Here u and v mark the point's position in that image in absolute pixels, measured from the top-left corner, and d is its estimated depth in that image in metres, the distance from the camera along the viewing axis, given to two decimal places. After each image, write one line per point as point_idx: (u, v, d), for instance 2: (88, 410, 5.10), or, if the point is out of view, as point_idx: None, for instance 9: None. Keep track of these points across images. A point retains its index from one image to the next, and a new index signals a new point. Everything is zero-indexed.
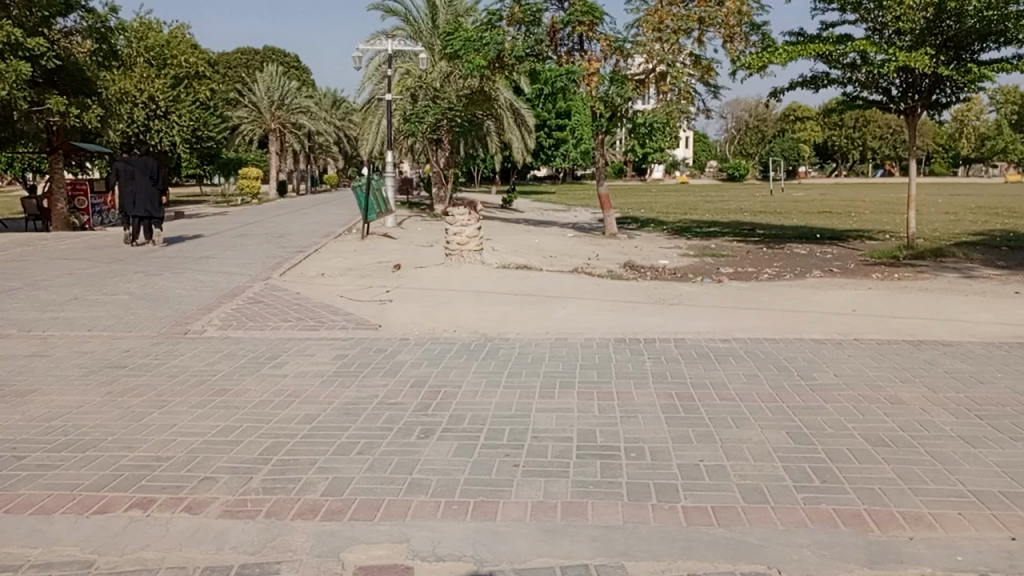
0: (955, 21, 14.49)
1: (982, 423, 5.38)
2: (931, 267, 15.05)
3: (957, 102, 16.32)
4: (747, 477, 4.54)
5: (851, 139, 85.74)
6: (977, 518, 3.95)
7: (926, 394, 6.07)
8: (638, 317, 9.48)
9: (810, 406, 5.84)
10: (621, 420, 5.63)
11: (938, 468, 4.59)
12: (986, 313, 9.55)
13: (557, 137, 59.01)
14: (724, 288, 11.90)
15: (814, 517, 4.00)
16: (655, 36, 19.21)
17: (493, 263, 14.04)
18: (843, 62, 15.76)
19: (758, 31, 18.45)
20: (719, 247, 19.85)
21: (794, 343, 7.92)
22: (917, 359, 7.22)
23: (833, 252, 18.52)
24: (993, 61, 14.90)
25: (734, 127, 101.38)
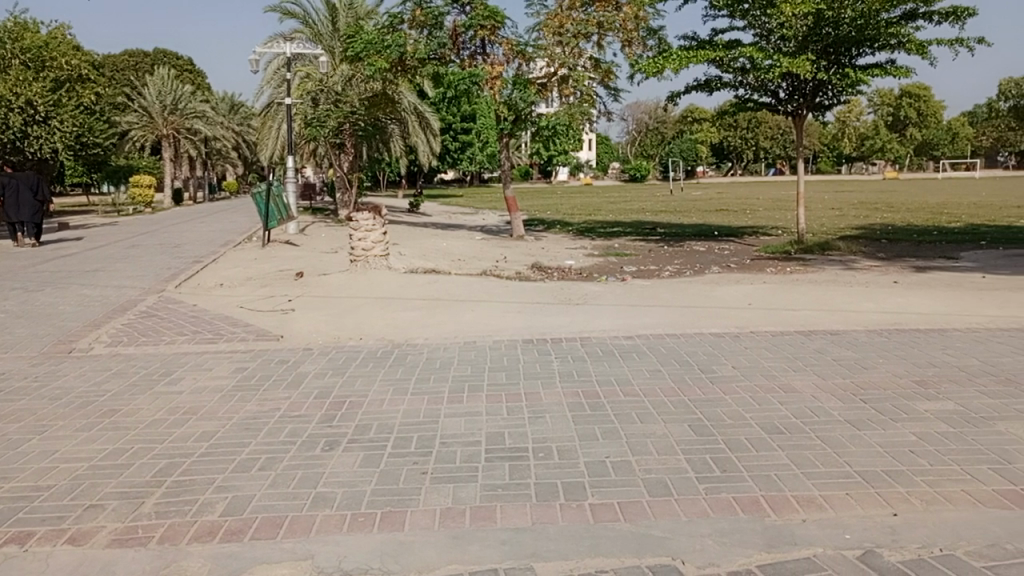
0: (833, 28, 15.34)
1: (867, 407, 5.69)
2: (819, 260, 15.89)
3: (839, 104, 17.23)
4: (652, 471, 4.64)
5: (745, 139, 89.59)
6: (863, 498, 4.16)
7: (816, 382, 6.38)
8: (545, 318, 9.58)
9: (709, 398, 6.03)
10: (530, 421, 5.65)
11: (828, 452, 4.82)
12: (869, 303, 10.11)
13: (464, 140, 58.89)
14: (628, 287, 12.18)
15: (715, 506, 4.13)
16: (555, 40, 19.49)
17: (400, 267, 13.88)
18: (734, 66, 16.43)
19: (655, 35, 19.00)
20: (623, 246, 20.28)
21: (695, 338, 8.16)
22: (807, 348, 7.59)
23: (730, 248, 19.26)
24: (869, 66, 15.83)
25: (636, 129, 104.24)
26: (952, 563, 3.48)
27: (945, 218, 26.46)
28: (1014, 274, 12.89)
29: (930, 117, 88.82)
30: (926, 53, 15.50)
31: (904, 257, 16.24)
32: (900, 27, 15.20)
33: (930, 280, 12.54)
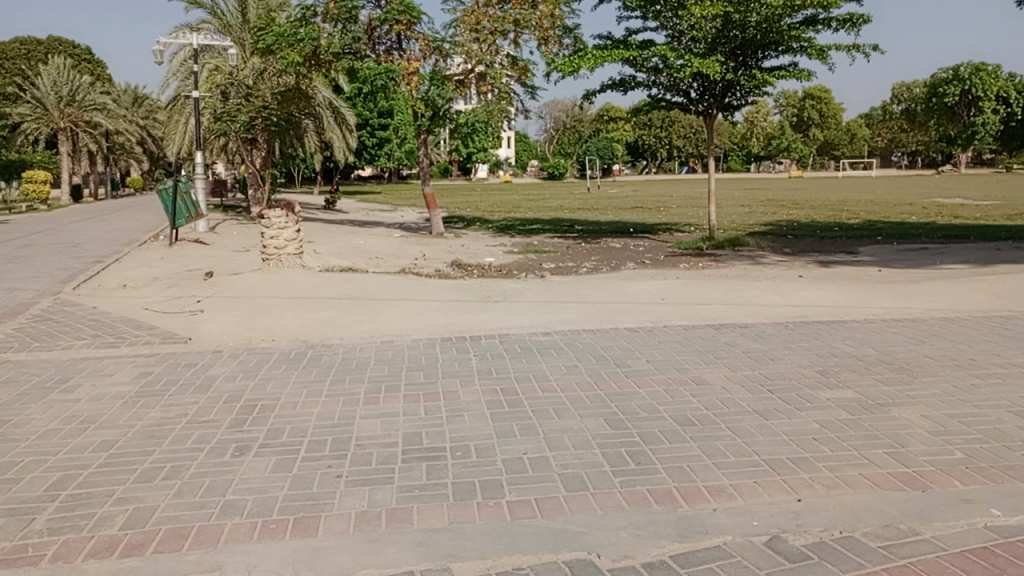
0: (740, 31, 15.89)
1: (773, 397, 5.91)
2: (730, 256, 16.42)
3: (747, 105, 17.83)
4: (569, 466, 4.68)
5: (659, 138, 91.80)
6: (769, 485, 4.31)
7: (727, 373, 6.58)
8: (463, 316, 9.55)
9: (624, 392, 6.14)
10: (447, 420, 5.61)
11: (737, 442, 4.97)
12: (775, 296, 10.51)
13: (381, 136, 58.09)
14: (546, 284, 12.28)
15: (630, 499, 4.20)
16: (472, 36, 19.44)
17: (315, 266, 13.56)
18: (647, 66, 16.78)
19: (571, 34, 19.19)
20: (542, 243, 20.45)
21: (611, 333, 8.29)
22: (718, 341, 7.82)
23: (645, 245, 19.70)
24: (774, 68, 16.46)
25: (553, 127, 105.29)
26: (852, 544, 3.64)
27: (845, 215, 27.78)
28: (907, 267, 13.65)
29: (831, 118, 93.21)
30: (826, 57, 16.24)
31: (808, 253, 16.98)
32: (802, 31, 15.85)
33: (832, 274, 13.14)
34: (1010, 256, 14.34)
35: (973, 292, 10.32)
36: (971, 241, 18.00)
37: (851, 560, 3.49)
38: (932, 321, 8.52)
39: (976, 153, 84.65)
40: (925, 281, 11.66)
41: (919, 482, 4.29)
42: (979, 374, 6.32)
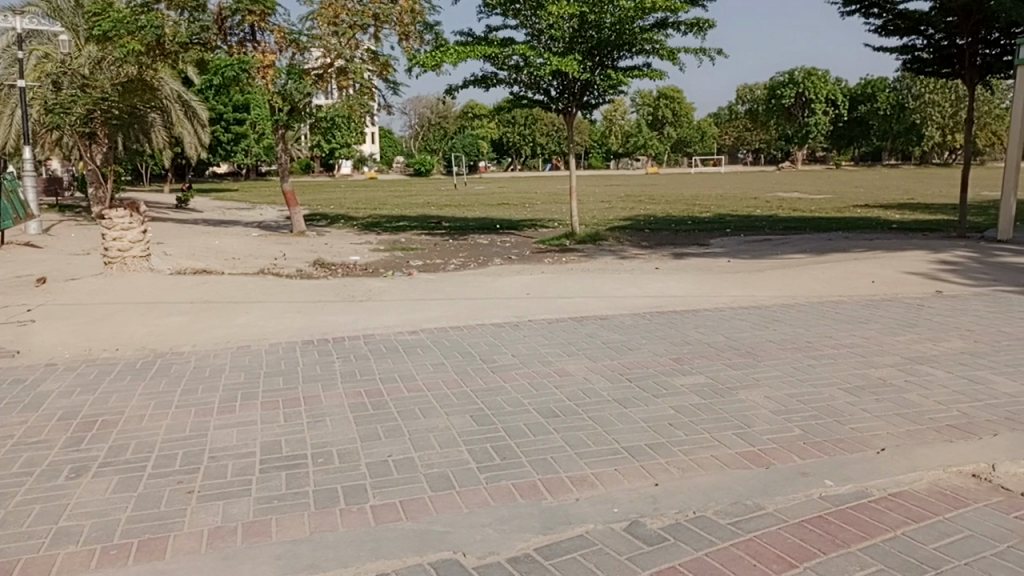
0: (596, 32, 16.40)
1: (632, 385, 6.14)
2: (592, 250, 16.91)
3: (604, 104, 18.40)
4: (434, 465, 4.64)
5: (523, 136, 93.17)
6: (629, 471, 4.46)
7: (588, 364, 6.76)
8: (326, 316, 9.29)
9: (490, 388, 6.17)
10: (308, 426, 5.42)
11: (598, 431, 5.11)
12: (634, 288, 10.93)
13: (237, 131, 55.41)
14: (412, 281, 12.17)
15: (494, 495, 4.22)
16: (330, 30, 18.86)
17: (164, 269, 12.75)
18: (508, 64, 16.95)
19: (432, 31, 19.06)
20: (408, 240, 20.27)
21: (476, 329, 8.32)
22: (580, 333, 8.02)
23: (511, 240, 19.93)
24: (628, 68, 17.08)
25: (418, 124, 104.57)
26: (704, 523, 3.82)
27: (697, 209, 29.32)
28: (752, 258, 14.57)
29: (683, 117, 98.15)
30: (676, 59, 17.03)
31: (664, 246, 17.77)
32: (654, 34, 16.52)
33: (685, 265, 13.84)
34: (841, 246, 15.63)
35: (809, 280, 11.17)
36: (808, 232, 19.49)
37: (703, 538, 3.67)
38: (773, 308, 9.13)
39: (810, 151, 91.88)
40: (768, 270, 12.51)
41: (762, 459, 4.58)
42: (814, 355, 6.84)
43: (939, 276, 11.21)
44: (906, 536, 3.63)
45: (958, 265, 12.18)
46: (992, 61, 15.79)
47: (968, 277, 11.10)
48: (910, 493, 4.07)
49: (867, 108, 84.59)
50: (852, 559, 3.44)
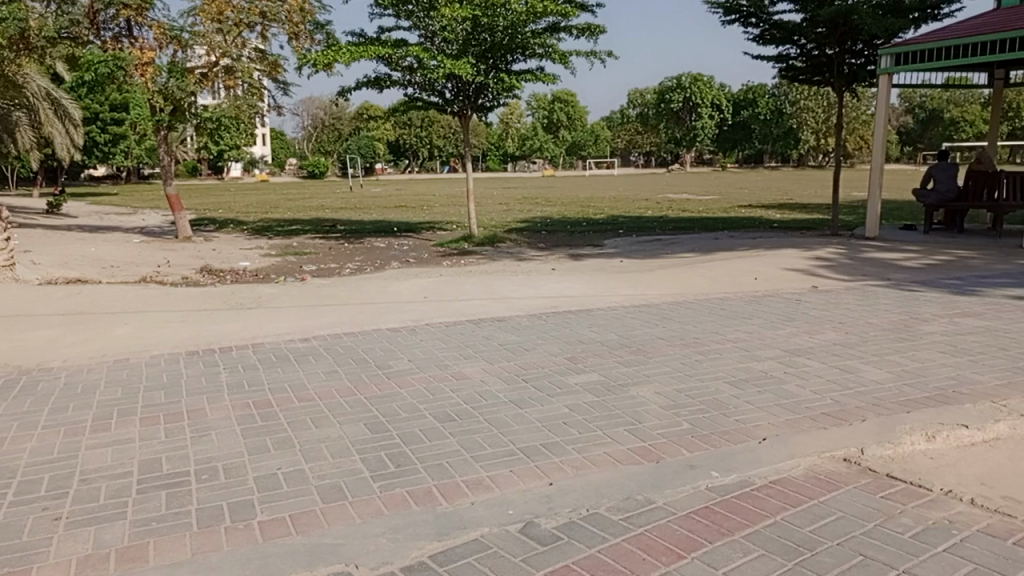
0: (489, 35, 16.45)
1: (528, 386, 6.18)
2: (490, 252, 16.98)
3: (500, 106, 18.49)
4: (325, 477, 4.51)
5: (419, 138, 92.50)
6: (524, 472, 4.48)
7: (485, 367, 6.76)
8: (212, 325, 8.89)
9: (385, 394, 6.06)
10: (192, 442, 5.15)
11: (493, 433, 5.11)
12: (531, 289, 11.04)
13: (115, 132, 52.29)
14: (305, 286, 11.84)
15: (389, 503, 4.14)
16: (214, 27, 18.05)
17: (32, 279, 11.87)
18: (401, 65, 16.78)
19: (323, 30, 18.63)
20: (302, 245, 19.74)
21: (371, 335, 8.17)
22: (477, 335, 8.02)
23: (408, 244, 19.73)
24: (522, 71, 17.21)
25: (312, 125, 102.10)
26: (597, 520, 3.88)
27: (592, 211, 29.96)
28: (644, 257, 15.00)
29: (577, 121, 100.15)
30: (568, 62, 17.31)
31: (560, 247, 18.04)
32: (546, 38, 16.73)
33: (581, 266, 14.10)
34: (726, 245, 16.33)
35: (697, 278, 11.61)
36: (696, 232, 20.26)
37: (596, 535, 3.73)
38: (664, 306, 9.42)
39: (698, 154, 95.68)
40: (659, 269, 12.91)
41: (652, 454, 4.70)
42: (701, 351, 7.09)
43: (816, 273, 11.88)
44: (784, 520, 3.80)
45: (832, 261, 12.96)
46: (857, 70, 16.89)
47: (841, 273, 11.83)
48: (788, 480, 4.27)
49: (749, 113, 88.99)
50: (736, 546, 3.58)
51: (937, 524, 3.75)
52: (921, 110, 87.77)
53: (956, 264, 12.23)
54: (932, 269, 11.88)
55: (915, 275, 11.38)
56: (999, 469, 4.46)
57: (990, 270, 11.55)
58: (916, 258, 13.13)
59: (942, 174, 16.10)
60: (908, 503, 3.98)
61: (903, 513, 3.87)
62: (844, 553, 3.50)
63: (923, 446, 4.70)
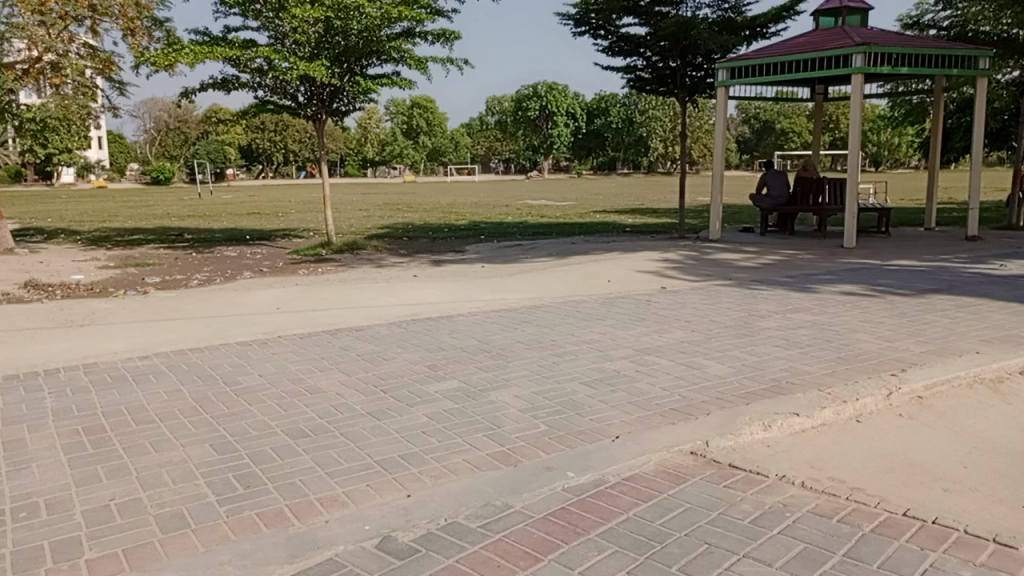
0: (342, 38, 16.10)
1: (386, 396, 6.04)
2: (348, 260, 16.61)
3: (356, 111, 18.12)
4: (166, 505, 4.19)
5: (273, 142, 89.07)
6: (381, 486, 4.38)
7: (341, 379, 6.56)
8: (37, 346, 8.09)
9: (234, 413, 5.73)
10: (9, 477, 4.64)
11: (350, 447, 4.96)
12: (390, 297, 10.87)
13: None
14: (146, 300, 11.05)
15: (236, 528, 3.91)
16: (36, 19, 16.40)
17: None
18: (250, 66, 16.14)
19: (162, 27, 17.60)
20: (145, 255, 18.48)
21: (219, 350, 7.73)
22: (333, 346, 7.79)
23: (261, 252, 18.93)
24: (378, 76, 16.93)
25: (155, 128, 95.94)
26: (455, 529, 3.84)
27: (453, 217, 30.09)
28: (504, 263, 15.18)
29: (437, 126, 100.15)
30: (425, 68, 17.25)
31: (421, 253, 17.92)
32: (401, 42, 16.56)
33: (441, 272, 14.07)
34: (583, 249, 16.84)
35: (554, 282, 11.88)
36: (553, 237, 20.78)
37: (454, 545, 3.69)
38: (522, 309, 9.56)
39: (556, 161, 98.28)
40: (518, 274, 13.11)
41: (511, 458, 4.73)
42: (559, 353, 7.24)
43: (664, 274, 12.47)
44: (636, 516, 3.93)
45: (679, 263, 13.66)
46: (698, 82, 17.93)
47: (687, 274, 12.50)
48: (639, 476, 4.42)
49: (602, 122, 92.72)
50: (591, 544, 3.65)
51: (772, 508, 4.01)
52: (756, 121, 94.83)
53: (788, 263, 13.23)
54: (767, 269, 12.78)
55: (753, 274, 12.20)
56: (827, 453, 4.83)
57: (816, 268, 12.58)
58: (753, 258, 14.10)
59: (775, 180, 17.36)
60: (748, 490, 4.23)
61: (744, 500, 4.11)
62: (691, 543, 3.65)
63: (760, 435, 5.03)
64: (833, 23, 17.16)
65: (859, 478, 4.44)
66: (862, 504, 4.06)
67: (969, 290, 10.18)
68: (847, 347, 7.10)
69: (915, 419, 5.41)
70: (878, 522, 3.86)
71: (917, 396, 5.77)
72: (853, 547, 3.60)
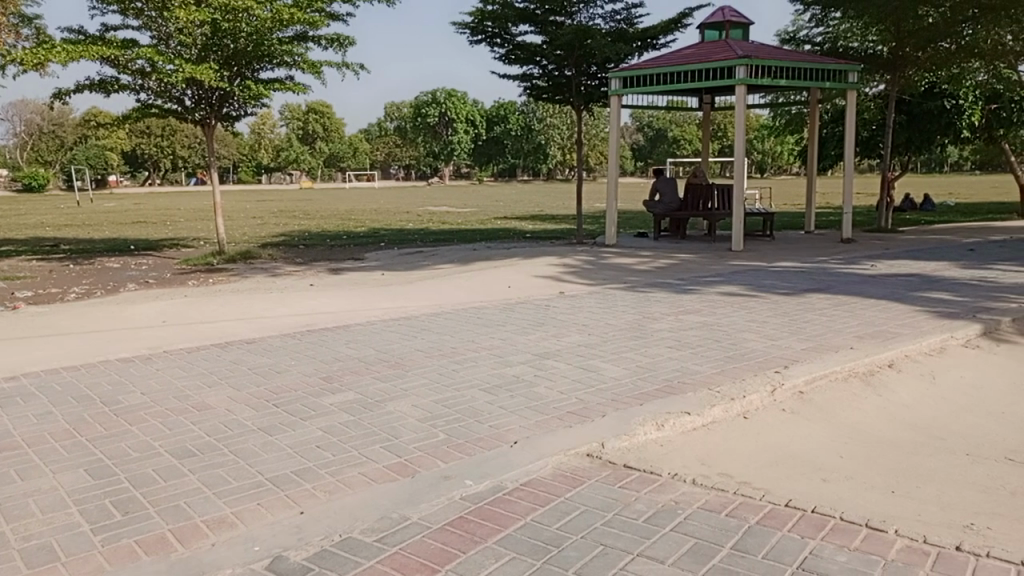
0: (231, 40, 15.51)
1: (279, 411, 5.83)
2: (242, 269, 16.04)
3: (247, 115, 17.51)
4: (34, 537, 3.89)
5: (160, 147, 84.84)
6: (272, 504, 4.22)
7: (230, 394, 6.29)
8: None
9: (112, 434, 5.40)
10: None
11: (239, 465, 4.76)
12: (284, 307, 10.55)
13: None
14: (16, 316, 10.27)
15: (113, 558, 3.68)
16: None
17: None
18: (131, 68, 15.34)
19: (30, 24, 16.45)
20: (16, 268, 17.22)
21: (97, 367, 7.27)
22: (223, 360, 7.47)
23: (147, 263, 18.00)
24: (270, 80, 16.42)
25: (26, 132, 89.58)
26: (350, 544, 3.75)
27: (352, 224, 29.56)
28: (403, 270, 15.02)
29: (335, 132, 98.18)
30: (319, 72, 16.87)
31: (318, 261, 17.48)
32: (294, 46, 16.11)
33: (338, 281, 13.78)
34: (483, 255, 16.89)
35: (454, 288, 11.85)
36: (454, 243, 20.77)
37: (348, 561, 3.59)
38: (421, 317, 9.46)
39: (456, 167, 98.28)
40: (417, 281, 13.00)
41: (409, 469, 4.66)
42: (457, 360, 7.21)
43: (563, 279, 12.67)
44: (534, 521, 3.94)
45: (577, 267, 13.90)
46: (592, 91, 18.34)
47: (584, 278, 12.74)
48: (537, 481, 4.45)
49: (501, 129, 93.48)
50: (488, 552, 3.64)
51: (664, 506, 4.11)
52: (649, 129, 97.87)
53: (680, 266, 13.70)
54: (660, 272, 13.19)
55: (647, 278, 12.55)
56: (716, 449, 5.02)
57: (706, 270, 13.09)
58: (647, 262, 14.54)
59: (667, 186, 18.05)
60: (642, 490, 4.33)
61: (638, 500, 4.20)
62: (587, 545, 3.70)
63: (654, 434, 5.15)
64: (717, 36, 17.92)
65: (745, 472, 4.63)
66: (749, 497, 4.23)
67: (844, 289, 10.84)
68: (734, 346, 7.40)
69: (796, 413, 5.70)
70: (762, 514, 4.03)
71: (799, 391, 6.07)
72: (740, 539, 3.73)
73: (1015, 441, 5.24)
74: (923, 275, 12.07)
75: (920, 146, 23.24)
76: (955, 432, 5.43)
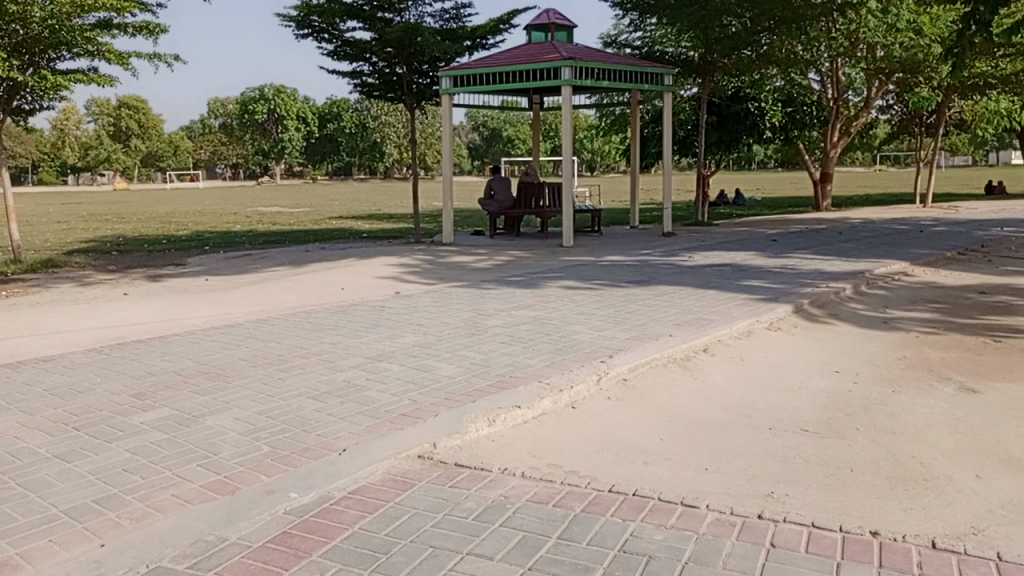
0: (21, 26, 13.95)
1: (79, 435, 5.29)
2: (42, 279, 14.49)
3: (43, 109, 15.88)
4: None
5: None
6: (68, 538, 3.81)
7: (20, 420, 5.62)
8: None
9: None
10: None
11: (29, 499, 4.26)
12: (90, 319, 9.63)
13: None
14: None
15: None
16: None
17: None
18: None
19: None
20: None
21: None
22: (13, 382, 6.68)
23: None
24: (69, 71, 14.94)
25: None
26: None
27: (173, 227, 27.65)
28: (230, 275, 14.21)
29: (151, 129, 91.36)
30: (127, 63, 15.58)
31: (133, 268, 16.17)
32: (97, 34, 14.74)
33: (155, 288, 12.80)
34: (316, 257, 16.35)
35: (283, 292, 11.35)
36: (285, 245, 19.96)
37: None
38: (247, 324, 8.97)
39: (288, 166, 94.62)
40: (244, 286, 12.34)
41: (228, 486, 4.38)
42: (285, 368, 6.89)
43: (398, 279, 12.51)
44: (361, 529, 3.82)
45: (413, 267, 13.78)
46: (424, 89, 18.24)
47: (420, 277, 12.65)
48: (366, 488, 4.33)
49: (334, 126, 91.25)
50: (312, 567, 3.49)
51: (494, 502, 4.13)
52: (484, 128, 99.17)
53: (514, 263, 13.95)
54: (495, 269, 13.35)
55: (482, 275, 12.67)
56: (544, 440, 5.13)
57: (539, 266, 13.42)
58: (482, 260, 14.68)
59: (500, 185, 18.25)
60: (472, 487, 4.33)
61: (468, 498, 4.19)
62: (415, 548, 3.64)
63: (485, 430, 5.18)
64: (543, 37, 18.40)
65: (572, 461, 4.76)
66: (575, 486, 4.34)
67: (664, 280, 11.49)
68: (564, 338, 7.61)
69: (620, 400, 5.95)
70: (587, 501, 4.15)
71: (623, 379, 6.35)
72: (566, 528, 3.82)
73: (808, 413, 5.77)
74: (734, 264, 13.06)
75: (728, 145, 25.18)
76: (759, 408, 5.89)
